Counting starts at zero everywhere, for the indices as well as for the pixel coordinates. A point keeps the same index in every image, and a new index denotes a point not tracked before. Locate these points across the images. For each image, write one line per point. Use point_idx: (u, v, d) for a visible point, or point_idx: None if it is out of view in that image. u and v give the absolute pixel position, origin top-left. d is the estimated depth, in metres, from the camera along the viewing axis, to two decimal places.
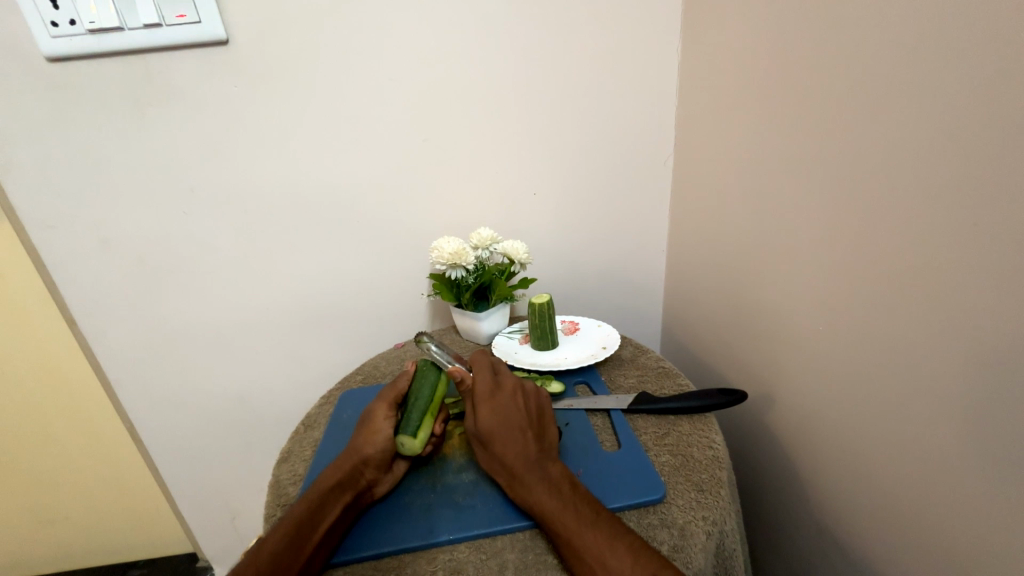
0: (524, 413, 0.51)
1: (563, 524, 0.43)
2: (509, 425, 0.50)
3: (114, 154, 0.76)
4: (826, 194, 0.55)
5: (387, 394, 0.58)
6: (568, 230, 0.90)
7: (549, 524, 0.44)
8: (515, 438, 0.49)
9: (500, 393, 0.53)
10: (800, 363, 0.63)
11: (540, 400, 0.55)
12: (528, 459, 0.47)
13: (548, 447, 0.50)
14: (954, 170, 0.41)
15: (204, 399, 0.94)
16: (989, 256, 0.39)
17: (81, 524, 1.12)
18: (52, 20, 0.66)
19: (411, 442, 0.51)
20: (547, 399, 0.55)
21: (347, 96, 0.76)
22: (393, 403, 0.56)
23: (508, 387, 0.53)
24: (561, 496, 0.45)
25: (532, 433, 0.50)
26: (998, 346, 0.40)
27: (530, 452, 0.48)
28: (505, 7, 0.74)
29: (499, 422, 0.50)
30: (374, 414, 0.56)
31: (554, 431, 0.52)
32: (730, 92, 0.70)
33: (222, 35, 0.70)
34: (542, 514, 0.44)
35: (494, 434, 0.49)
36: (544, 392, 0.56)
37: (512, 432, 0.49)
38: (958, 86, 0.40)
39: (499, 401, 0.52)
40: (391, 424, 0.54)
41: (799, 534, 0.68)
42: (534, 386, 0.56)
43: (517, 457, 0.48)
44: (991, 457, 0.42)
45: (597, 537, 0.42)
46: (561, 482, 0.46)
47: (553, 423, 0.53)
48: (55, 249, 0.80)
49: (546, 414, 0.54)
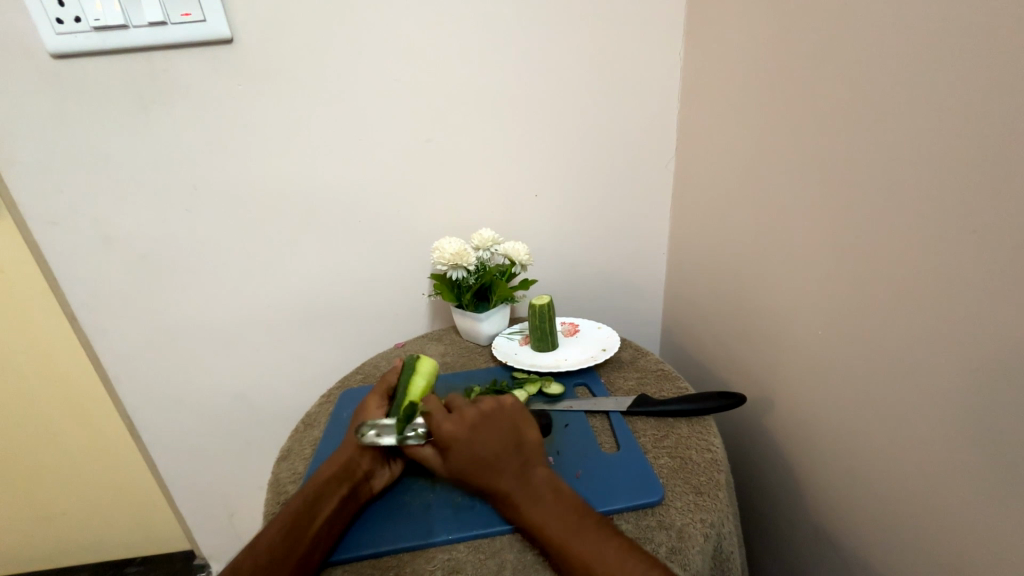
0: (493, 436, 0.49)
1: (553, 538, 0.43)
2: (484, 449, 0.48)
3: (116, 150, 0.76)
4: (824, 199, 0.55)
5: (379, 387, 0.60)
6: (569, 231, 0.90)
7: (539, 532, 0.43)
8: (494, 461, 0.47)
9: (461, 427, 0.49)
10: (797, 367, 0.63)
11: (509, 411, 0.52)
12: (511, 478, 0.47)
13: (530, 457, 0.49)
14: (953, 174, 0.41)
15: (204, 397, 0.94)
16: (984, 259, 0.40)
17: (77, 521, 1.12)
18: (58, 17, 0.67)
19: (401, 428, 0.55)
20: (514, 405, 0.52)
21: (347, 94, 0.76)
22: (385, 394, 0.59)
23: (470, 416, 0.50)
24: (552, 506, 0.45)
25: (508, 451, 0.48)
26: (993, 349, 0.40)
27: (510, 467, 0.47)
28: (507, 7, 0.74)
29: (470, 455, 0.48)
30: (365, 408, 0.58)
31: (535, 433, 0.51)
32: (730, 95, 0.70)
33: (227, 34, 0.70)
34: (530, 521, 0.44)
35: (471, 460, 0.48)
36: (510, 399, 0.53)
37: (488, 457, 0.48)
38: (957, 91, 0.40)
39: (464, 436, 0.49)
40: (383, 414, 0.56)
41: (796, 536, 0.69)
42: (499, 398, 0.53)
43: (499, 475, 0.47)
44: (988, 462, 0.42)
45: (588, 543, 0.42)
46: (547, 492, 0.46)
47: (532, 426, 0.52)
48: (56, 245, 0.80)
49: (522, 422, 0.52)
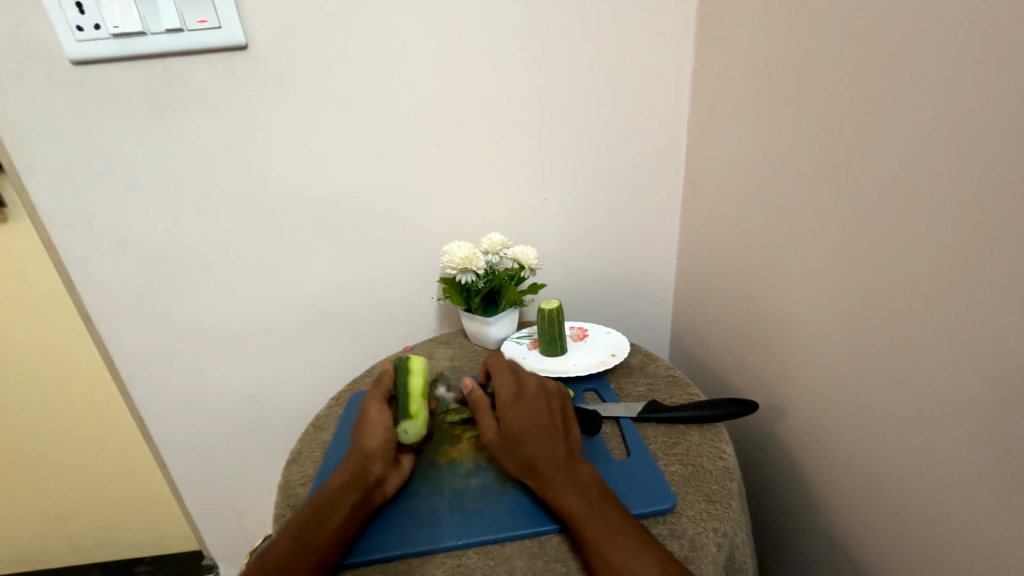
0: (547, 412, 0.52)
1: (587, 532, 0.43)
2: (538, 426, 0.50)
3: (133, 154, 0.77)
4: (837, 206, 0.54)
5: (376, 390, 0.58)
6: (578, 236, 0.90)
7: (575, 523, 0.44)
8: (544, 439, 0.49)
9: (524, 396, 0.53)
10: (808, 376, 0.62)
11: (563, 398, 0.55)
12: (557, 460, 0.47)
13: (573, 447, 0.50)
14: (966, 181, 0.41)
15: (215, 398, 0.95)
16: (997, 267, 0.39)
17: (89, 520, 1.13)
18: (77, 24, 0.68)
19: (413, 425, 0.53)
20: (570, 399, 0.55)
21: (361, 99, 0.77)
22: (384, 396, 0.57)
23: (534, 390, 0.54)
24: (589, 499, 0.45)
25: (557, 431, 0.50)
26: (1007, 359, 0.39)
27: (561, 454, 0.48)
28: (518, 11, 0.74)
29: (525, 424, 0.50)
30: (369, 414, 0.55)
31: (577, 429, 0.52)
32: (740, 100, 0.70)
33: (241, 40, 0.71)
34: (569, 509, 0.44)
35: (523, 435, 0.49)
36: (566, 392, 0.56)
37: (539, 435, 0.49)
38: (971, 97, 0.40)
39: (524, 405, 0.52)
40: (386, 416, 0.55)
41: (806, 545, 0.68)
42: (559, 386, 0.57)
43: (549, 451, 0.48)
44: (1003, 475, 0.41)
45: (625, 543, 0.41)
46: (591, 483, 0.46)
47: (574, 420, 0.54)
48: (73, 248, 0.81)
49: (569, 412, 0.54)
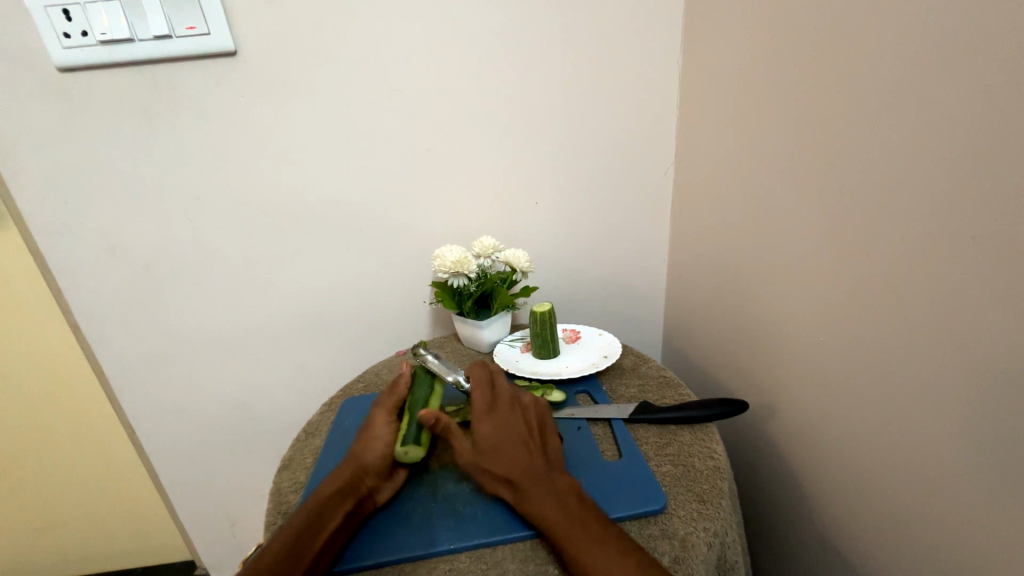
0: (523, 425, 0.52)
1: (572, 542, 0.43)
2: (513, 439, 0.50)
3: (121, 160, 0.76)
4: (825, 207, 0.55)
5: (387, 400, 0.58)
6: (570, 238, 0.90)
7: (558, 536, 0.43)
8: (519, 450, 0.49)
9: (504, 408, 0.54)
10: (799, 375, 0.63)
11: (541, 409, 0.55)
12: (534, 472, 0.47)
13: (552, 458, 0.50)
14: (952, 180, 0.41)
15: (206, 405, 0.94)
16: (983, 264, 0.40)
17: (77, 531, 1.12)
18: (64, 32, 0.68)
19: (416, 450, 0.51)
20: (551, 414, 0.55)
21: (350, 105, 0.77)
22: (393, 408, 0.57)
23: (507, 403, 0.55)
24: (569, 510, 0.45)
25: (535, 443, 0.51)
26: (995, 352, 0.40)
27: (538, 465, 0.48)
28: (506, 16, 0.75)
29: (501, 438, 0.50)
30: (375, 421, 0.56)
31: (558, 441, 0.53)
32: (729, 103, 0.71)
33: (231, 46, 0.71)
34: (548, 521, 0.44)
35: (497, 447, 0.50)
36: (544, 402, 0.57)
37: (514, 447, 0.50)
38: (955, 99, 0.41)
39: (500, 417, 0.53)
40: (389, 430, 0.55)
41: (799, 544, 0.68)
42: (535, 397, 0.57)
43: (525, 463, 0.48)
44: (991, 469, 0.42)
45: (607, 553, 0.41)
46: (570, 493, 0.46)
47: (556, 435, 0.54)
48: (60, 255, 0.81)
49: (548, 423, 0.55)
